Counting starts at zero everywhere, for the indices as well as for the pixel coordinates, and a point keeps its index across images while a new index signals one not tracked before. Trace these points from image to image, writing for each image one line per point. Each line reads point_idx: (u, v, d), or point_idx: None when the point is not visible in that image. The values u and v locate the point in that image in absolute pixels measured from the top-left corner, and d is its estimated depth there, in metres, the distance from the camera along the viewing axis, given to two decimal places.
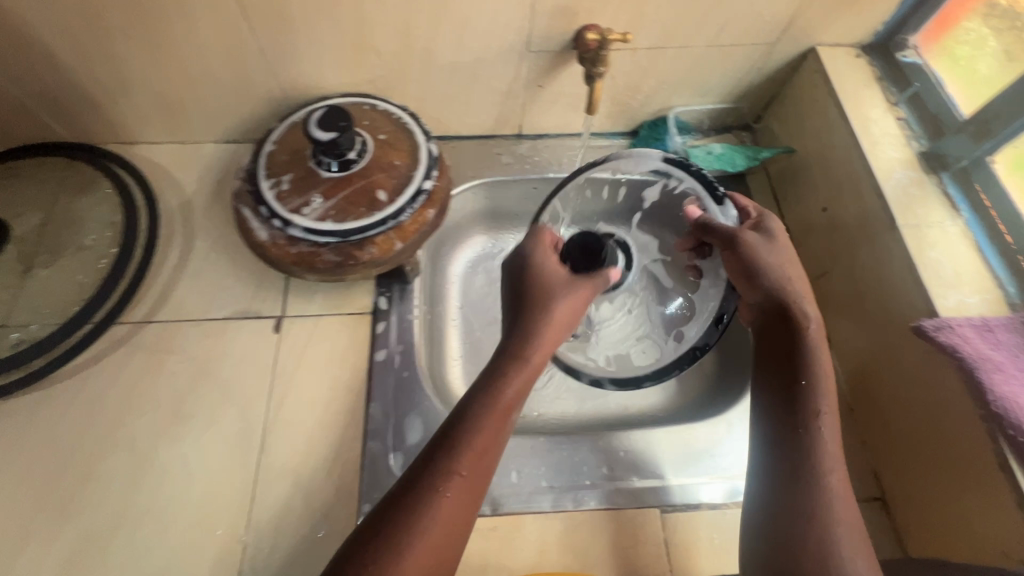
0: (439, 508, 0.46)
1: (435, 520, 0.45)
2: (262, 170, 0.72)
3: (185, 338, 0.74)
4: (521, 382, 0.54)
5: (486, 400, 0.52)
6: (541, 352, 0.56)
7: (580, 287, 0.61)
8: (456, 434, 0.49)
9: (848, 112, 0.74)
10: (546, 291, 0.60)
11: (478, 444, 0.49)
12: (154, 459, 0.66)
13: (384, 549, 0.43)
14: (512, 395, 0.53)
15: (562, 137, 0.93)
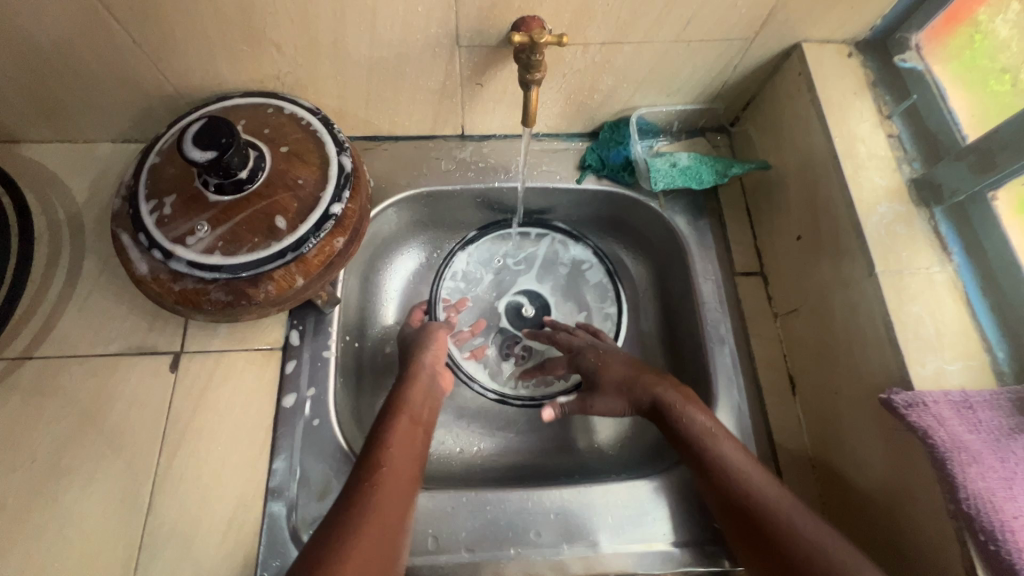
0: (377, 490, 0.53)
1: (375, 497, 0.52)
2: (144, 189, 0.62)
3: (68, 377, 0.66)
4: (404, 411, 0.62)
5: (387, 463, 0.55)
6: (411, 412, 0.62)
7: (427, 327, 0.74)
8: (356, 494, 0.52)
9: (831, 128, 0.63)
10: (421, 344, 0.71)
11: (382, 499, 0.52)
12: (27, 520, 0.59)
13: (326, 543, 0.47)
14: (392, 455, 0.56)
15: (511, 139, 0.81)
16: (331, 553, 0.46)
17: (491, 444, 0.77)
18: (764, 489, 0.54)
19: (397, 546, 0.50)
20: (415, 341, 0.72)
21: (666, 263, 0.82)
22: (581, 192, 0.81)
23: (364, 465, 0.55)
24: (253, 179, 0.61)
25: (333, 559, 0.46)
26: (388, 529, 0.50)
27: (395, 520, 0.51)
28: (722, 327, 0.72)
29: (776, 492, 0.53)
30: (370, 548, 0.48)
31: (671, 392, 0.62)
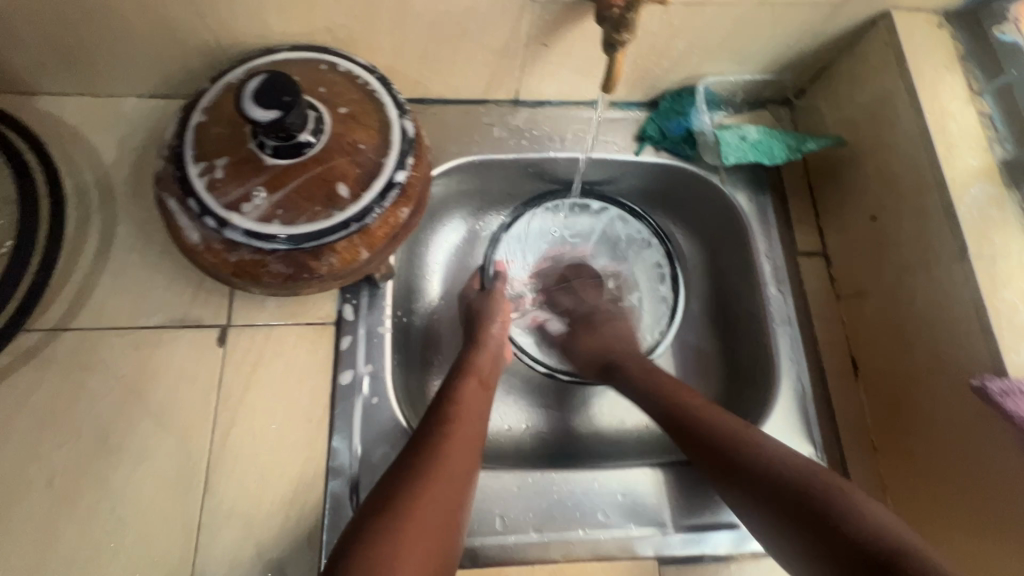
0: (445, 449, 0.53)
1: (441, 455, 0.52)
2: (190, 150, 0.57)
3: (110, 350, 0.62)
4: (473, 378, 0.63)
5: (457, 413, 0.57)
6: (479, 372, 0.64)
7: (493, 294, 0.74)
8: (426, 440, 0.54)
9: (921, 104, 0.60)
10: (485, 314, 0.71)
11: (451, 446, 0.53)
12: (76, 498, 0.57)
13: (395, 492, 0.48)
14: (461, 409, 0.58)
15: (567, 106, 0.77)
16: (402, 489, 0.49)
17: (540, 423, 0.75)
18: (784, 455, 0.53)
19: (465, 488, 0.52)
20: (479, 310, 0.72)
21: (722, 241, 0.79)
22: (639, 164, 0.77)
23: (434, 416, 0.57)
24: (311, 142, 0.56)
25: (402, 497, 0.48)
26: (454, 479, 0.51)
27: (466, 464, 0.53)
28: (785, 308, 0.71)
29: (798, 460, 0.53)
30: (439, 490, 0.50)
31: (689, 393, 0.62)
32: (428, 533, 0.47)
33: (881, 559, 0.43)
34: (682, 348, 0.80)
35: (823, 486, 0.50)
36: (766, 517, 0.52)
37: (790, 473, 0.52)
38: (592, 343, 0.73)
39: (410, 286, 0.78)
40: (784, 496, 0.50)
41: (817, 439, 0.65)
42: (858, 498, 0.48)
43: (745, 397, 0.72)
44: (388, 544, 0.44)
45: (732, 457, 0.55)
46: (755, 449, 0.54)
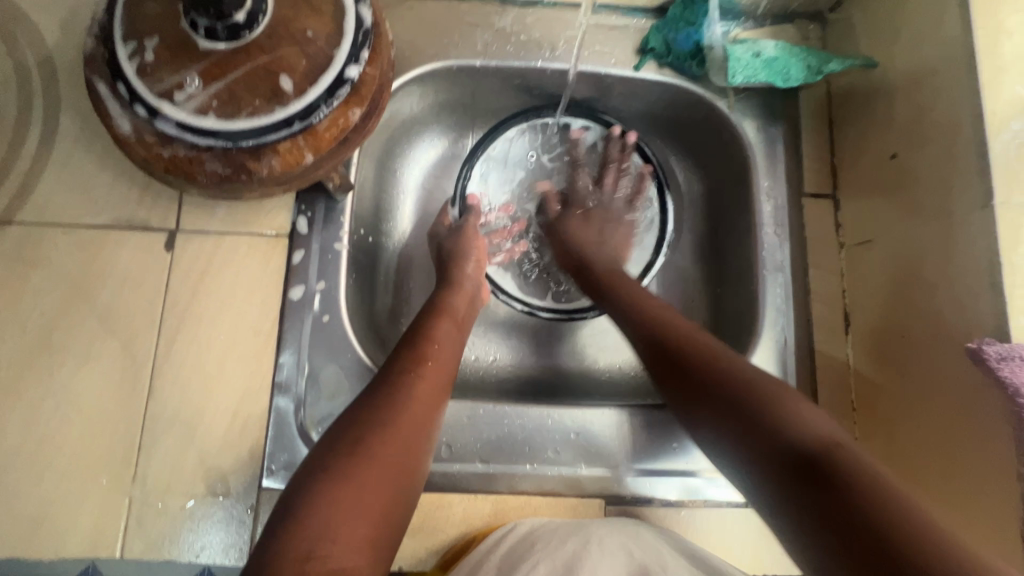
0: (416, 390, 0.48)
1: (412, 395, 0.48)
2: (120, 27, 0.50)
3: (53, 247, 0.59)
4: (450, 320, 0.57)
5: (429, 353, 0.52)
6: (457, 311, 0.59)
7: (468, 226, 0.68)
8: (396, 379, 0.49)
9: (972, 17, 0.50)
10: (464, 251, 0.65)
11: (422, 388, 0.49)
12: (21, 393, 0.56)
13: (364, 428, 0.44)
14: (436, 350, 0.53)
15: (560, 8, 0.68)
16: (372, 429, 0.44)
17: (508, 355, 0.72)
18: (739, 364, 0.48)
19: (431, 433, 0.48)
20: (453, 246, 0.66)
21: (723, 175, 0.72)
22: (638, 81, 0.69)
23: (405, 354, 0.52)
24: (252, 25, 0.49)
25: (373, 437, 0.43)
26: (422, 424, 0.47)
27: (435, 406, 0.49)
28: (779, 254, 0.65)
29: (746, 367, 0.47)
30: (410, 433, 0.45)
31: (653, 302, 0.57)
32: (394, 477, 0.42)
33: (809, 461, 0.39)
34: (667, 291, 0.74)
35: (759, 392, 0.45)
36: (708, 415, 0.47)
37: (735, 382, 0.46)
38: (579, 234, 0.68)
39: (380, 204, 0.72)
40: (733, 407, 0.45)
41: None
42: (796, 405, 0.43)
43: (723, 347, 0.68)
44: (355, 488, 0.40)
45: (682, 367, 0.50)
46: (711, 360, 0.49)
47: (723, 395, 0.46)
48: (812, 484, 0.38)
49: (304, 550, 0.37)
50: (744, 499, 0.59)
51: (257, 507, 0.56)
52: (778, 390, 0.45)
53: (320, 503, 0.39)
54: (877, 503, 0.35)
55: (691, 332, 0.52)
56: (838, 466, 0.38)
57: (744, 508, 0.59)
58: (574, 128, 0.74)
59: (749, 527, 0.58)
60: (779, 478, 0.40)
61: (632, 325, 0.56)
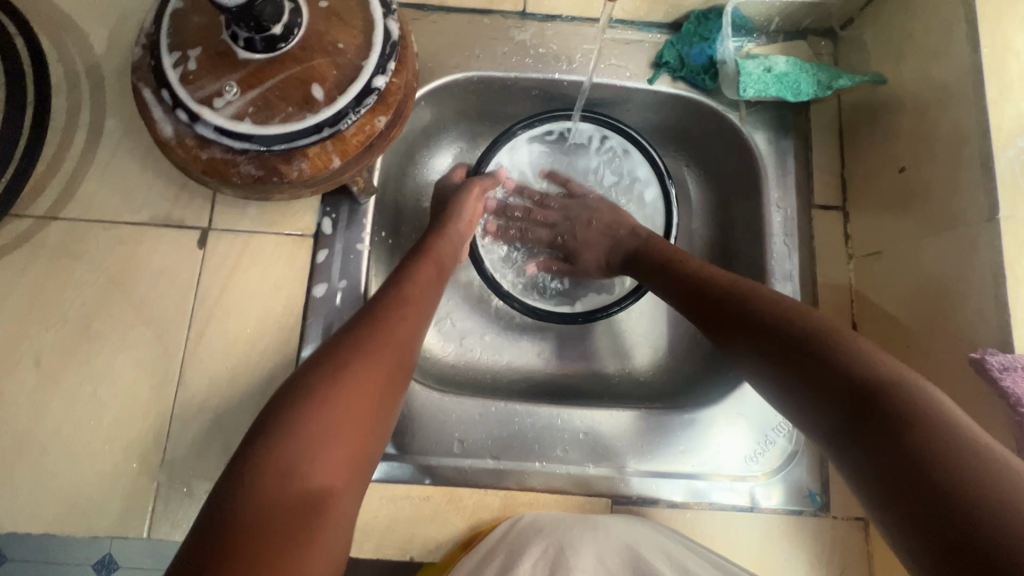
0: (394, 326, 0.50)
1: (392, 333, 0.49)
2: (166, 37, 0.54)
3: (95, 242, 0.63)
4: (432, 266, 0.59)
5: (408, 295, 0.53)
6: (438, 255, 0.61)
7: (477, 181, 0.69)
8: (375, 315, 0.50)
9: (980, 36, 0.52)
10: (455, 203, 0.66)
11: (399, 325, 0.50)
12: (62, 377, 0.60)
13: (343, 359, 0.45)
14: (415, 292, 0.54)
15: (578, 22, 0.71)
16: (349, 357, 0.45)
17: (520, 357, 0.74)
18: (788, 304, 0.48)
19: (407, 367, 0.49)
20: (450, 203, 0.67)
21: (734, 186, 0.73)
22: (652, 93, 0.71)
23: (386, 294, 0.53)
24: (288, 37, 0.52)
25: (350, 364, 0.44)
26: (399, 358, 0.48)
27: (411, 343, 0.50)
28: (788, 264, 0.66)
29: (781, 300, 0.49)
30: (385, 363, 0.47)
31: (707, 269, 0.57)
32: (367, 401, 0.44)
33: (860, 386, 0.40)
34: None
35: (813, 327, 0.45)
36: (756, 358, 0.48)
37: (775, 311, 0.48)
38: (595, 243, 0.71)
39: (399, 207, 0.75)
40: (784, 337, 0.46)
41: None
42: (846, 334, 0.43)
43: None
44: (330, 412, 0.41)
45: (738, 315, 0.51)
46: (744, 299, 0.51)
47: (763, 329, 0.48)
48: (863, 412, 0.38)
49: (280, 466, 0.38)
50: (748, 502, 0.60)
51: None
52: (830, 326, 0.45)
53: (297, 424, 0.40)
54: (919, 421, 0.36)
55: (722, 279, 0.55)
56: (885, 391, 0.38)
57: (749, 512, 0.60)
58: (595, 139, 0.76)
59: (752, 529, 0.59)
60: (829, 402, 0.41)
61: (683, 288, 0.58)
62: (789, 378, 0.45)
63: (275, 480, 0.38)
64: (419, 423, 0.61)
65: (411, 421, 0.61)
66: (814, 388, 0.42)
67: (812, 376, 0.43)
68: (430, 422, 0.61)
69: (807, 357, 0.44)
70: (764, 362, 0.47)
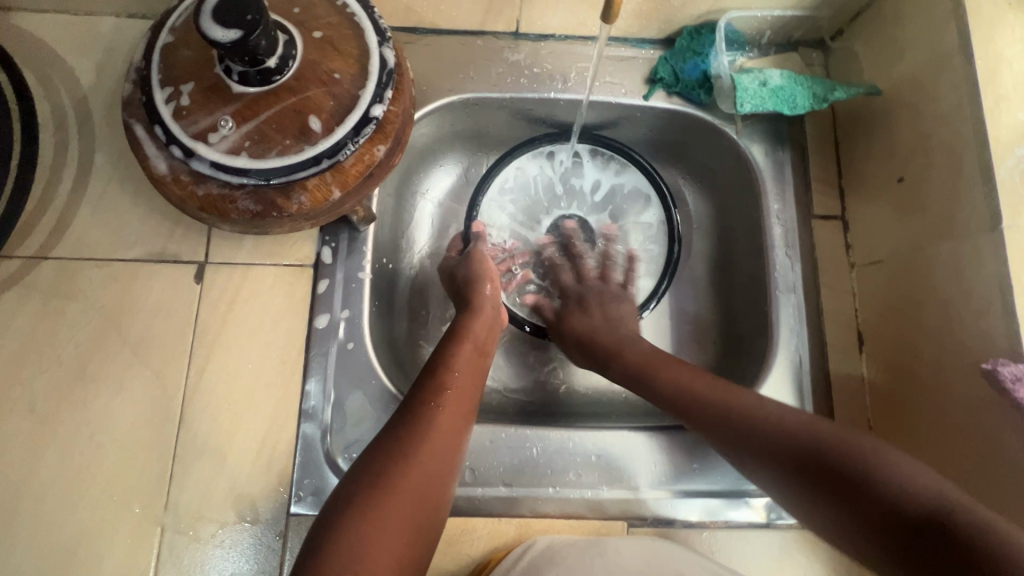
0: (437, 420, 0.49)
1: (435, 427, 0.49)
2: (157, 73, 0.53)
3: (88, 281, 0.61)
4: (469, 346, 0.58)
5: (450, 381, 0.53)
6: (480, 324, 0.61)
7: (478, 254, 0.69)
8: (419, 409, 0.49)
9: (973, 47, 0.52)
10: (479, 278, 0.65)
11: (443, 420, 0.49)
12: (59, 421, 0.58)
13: (388, 460, 0.45)
14: (456, 379, 0.53)
15: (571, 41, 0.70)
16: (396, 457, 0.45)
17: (526, 378, 0.73)
18: (789, 416, 0.48)
19: (453, 460, 0.49)
20: (464, 275, 0.66)
21: (731, 198, 0.74)
22: (648, 109, 0.71)
23: (427, 384, 0.52)
24: (282, 69, 0.51)
25: (396, 469, 0.44)
26: (444, 459, 0.48)
27: (454, 438, 0.49)
28: (791, 275, 0.66)
29: (789, 415, 0.48)
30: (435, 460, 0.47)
31: (677, 366, 0.56)
32: (412, 505, 0.44)
33: (916, 518, 0.38)
34: (680, 311, 0.75)
35: (837, 445, 0.44)
36: (786, 488, 0.46)
37: (785, 429, 0.47)
38: (580, 324, 0.66)
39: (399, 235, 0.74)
40: (803, 464, 0.45)
41: (808, 415, 0.62)
42: (878, 454, 0.42)
43: (739, 367, 0.69)
44: (380, 522, 0.41)
45: (744, 432, 0.49)
46: (749, 412, 0.49)
47: (779, 448, 0.46)
48: (930, 550, 0.36)
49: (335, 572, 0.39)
50: (763, 519, 0.60)
51: (284, 532, 0.57)
52: (859, 442, 0.43)
53: (350, 531, 0.41)
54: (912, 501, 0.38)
55: (719, 387, 0.53)
56: (864, 470, 0.41)
57: (765, 529, 0.60)
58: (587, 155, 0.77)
59: (770, 546, 0.59)
60: (894, 539, 0.38)
61: (669, 391, 0.55)
62: (828, 510, 0.43)
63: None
64: None
65: None
66: (860, 519, 0.40)
67: (855, 503, 0.41)
68: None
69: (847, 483, 0.42)
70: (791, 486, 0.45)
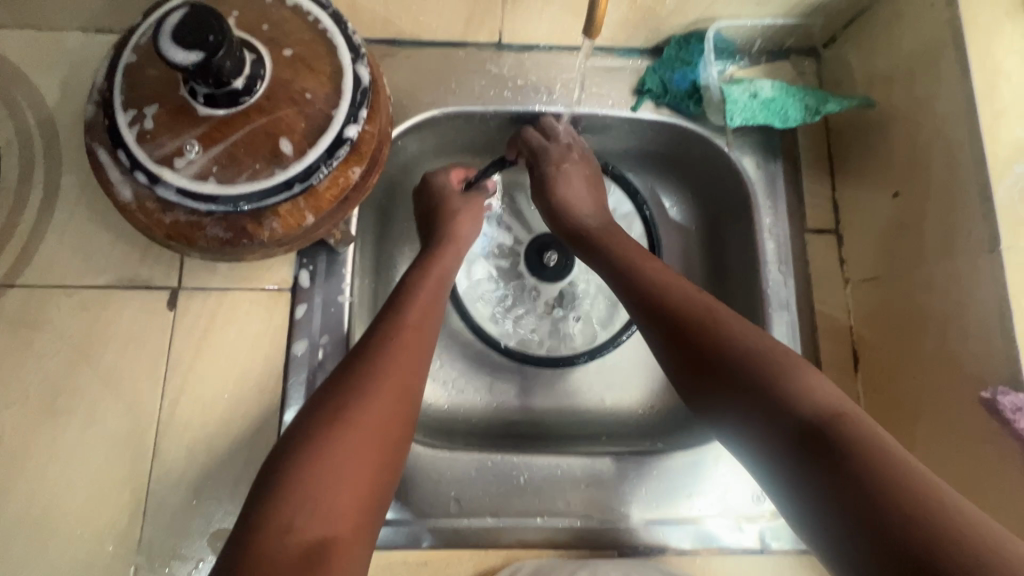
0: (355, 416, 0.43)
1: (352, 422, 0.43)
2: (119, 94, 0.50)
3: (56, 310, 0.59)
4: (412, 320, 0.51)
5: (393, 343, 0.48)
6: (439, 272, 0.59)
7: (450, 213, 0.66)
8: (335, 402, 0.44)
9: (971, 62, 0.50)
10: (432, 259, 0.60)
11: (367, 419, 0.43)
12: (27, 457, 0.56)
13: (291, 468, 0.40)
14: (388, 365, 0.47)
15: (556, 51, 0.68)
16: (353, 399, 0.44)
17: (514, 399, 0.71)
18: (743, 331, 0.45)
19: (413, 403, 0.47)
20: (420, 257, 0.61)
21: (724, 211, 0.71)
22: (636, 121, 0.69)
23: (358, 369, 0.46)
24: (250, 89, 0.48)
25: (293, 474, 0.40)
26: (359, 459, 0.42)
27: (378, 438, 0.43)
28: (785, 292, 0.64)
29: (748, 332, 0.45)
30: (392, 401, 0.45)
31: (680, 280, 0.52)
32: (315, 518, 0.38)
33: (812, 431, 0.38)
34: None
35: (770, 361, 0.43)
36: (715, 399, 0.45)
37: (737, 345, 0.44)
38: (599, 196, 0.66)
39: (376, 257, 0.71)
40: (740, 378, 0.43)
41: None
42: (801, 376, 0.41)
43: None
44: (279, 547, 0.37)
45: (696, 339, 0.46)
46: (709, 320, 0.47)
47: (722, 361, 0.44)
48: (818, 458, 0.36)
49: (285, 522, 0.38)
50: (757, 545, 0.58)
51: None
52: (789, 363, 0.42)
53: (305, 474, 0.40)
54: (878, 478, 0.34)
55: (692, 296, 0.49)
56: (840, 436, 0.37)
57: (759, 554, 0.58)
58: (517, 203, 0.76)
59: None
60: (789, 452, 0.38)
61: (637, 293, 0.52)
62: (743, 419, 0.42)
63: (281, 536, 0.37)
64: (414, 483, 0.58)
65: (403, 480, 0.58)
66: (769, 432, 0.40)
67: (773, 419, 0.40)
68: (426, 481, 0.59)
69: (764, 398, 0.41)
70: (716, 395, 0.44)
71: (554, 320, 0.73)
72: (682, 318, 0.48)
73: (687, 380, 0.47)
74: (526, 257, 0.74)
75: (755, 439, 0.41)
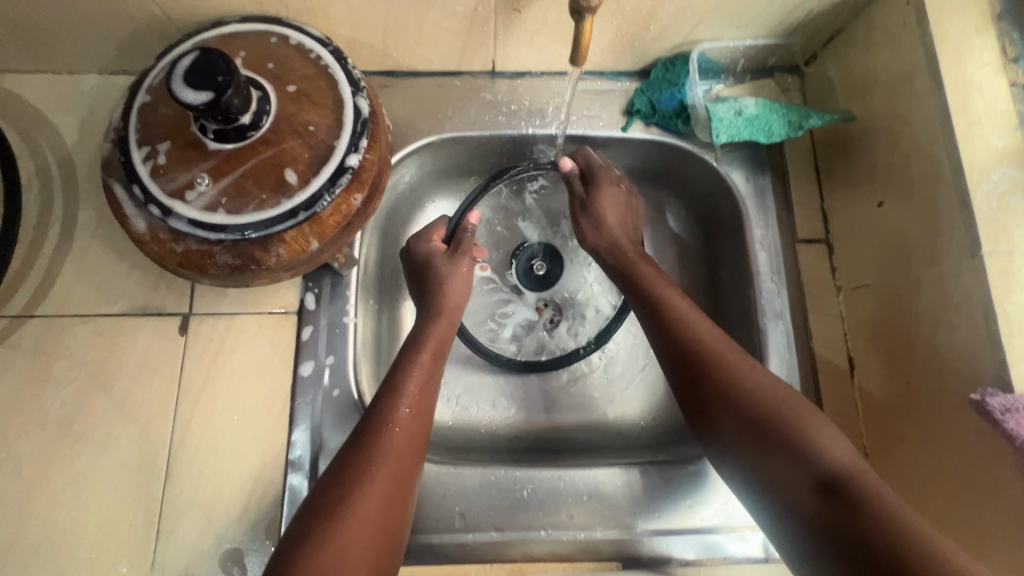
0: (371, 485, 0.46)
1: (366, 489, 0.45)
2: (135, 132, 0.53)
3: (73, 338, 0.62)
4: (415, 377, 0.54)
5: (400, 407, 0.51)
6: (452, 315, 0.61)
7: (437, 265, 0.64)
8: (351, 470, 0.46)
9: (943, 74, 0.52)
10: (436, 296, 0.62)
11: (379, 487, 0.46)
12: (45, 481, 0.58)
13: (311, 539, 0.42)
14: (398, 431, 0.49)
15: (547, 77, 0.71)
16: (367, 464, 0.47)
17: (517, 414, 0.72)
18: (761, 382, 0.49)
19: (416, 463, 0.50)
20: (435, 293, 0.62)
21: (717, 224, 0.73)
22: (626, 141, 0.71)
23: (369, 432, 0.49)
24: (257, 124, 0.51)
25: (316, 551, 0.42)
26: (374, 530, 0.44)
27: (391, 504, 0.46)
28: (779, 302, 0.65)
29: (766, 380, 0.49)
30: (397, 464, 0.48)
31: (694, 312, 0.55)
32: None
33: (831, 485, 0.43)
34: None
35: (784, 417, 0.46)
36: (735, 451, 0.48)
37: (753, 396, 0.48)
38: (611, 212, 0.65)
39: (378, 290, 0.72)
40: (760, 435, 0.46)
41: None
42: (813, 429, 0.45)
43: None
44: None
45: (720, 394, 0.49)
46: (729, 368, 0.50)
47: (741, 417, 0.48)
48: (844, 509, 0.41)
49: None
50: (761, 554, 0.59)
51: None
52: (804, 417, 0.46)
53: (324, 546, 0.42)
54: (896, 538, 0.39)
55: (712, 340, 0.52)
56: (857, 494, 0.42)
57: (763, 563, 0.59)
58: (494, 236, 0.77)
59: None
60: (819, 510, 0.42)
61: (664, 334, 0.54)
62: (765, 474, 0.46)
63: None
64: (421, 499, 0.59)
65: None
66: (789, 491, 0.44)
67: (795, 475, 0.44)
68: (432, 497, 0.60)
69: (788, 459, 0.45)
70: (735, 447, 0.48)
71: (555, 320, 0.75)
72: (701, 372, 0.50)
73: (714, 431, 0.49)
74: (519, 282, 0.76)
75: (776, 502, 0.45)
